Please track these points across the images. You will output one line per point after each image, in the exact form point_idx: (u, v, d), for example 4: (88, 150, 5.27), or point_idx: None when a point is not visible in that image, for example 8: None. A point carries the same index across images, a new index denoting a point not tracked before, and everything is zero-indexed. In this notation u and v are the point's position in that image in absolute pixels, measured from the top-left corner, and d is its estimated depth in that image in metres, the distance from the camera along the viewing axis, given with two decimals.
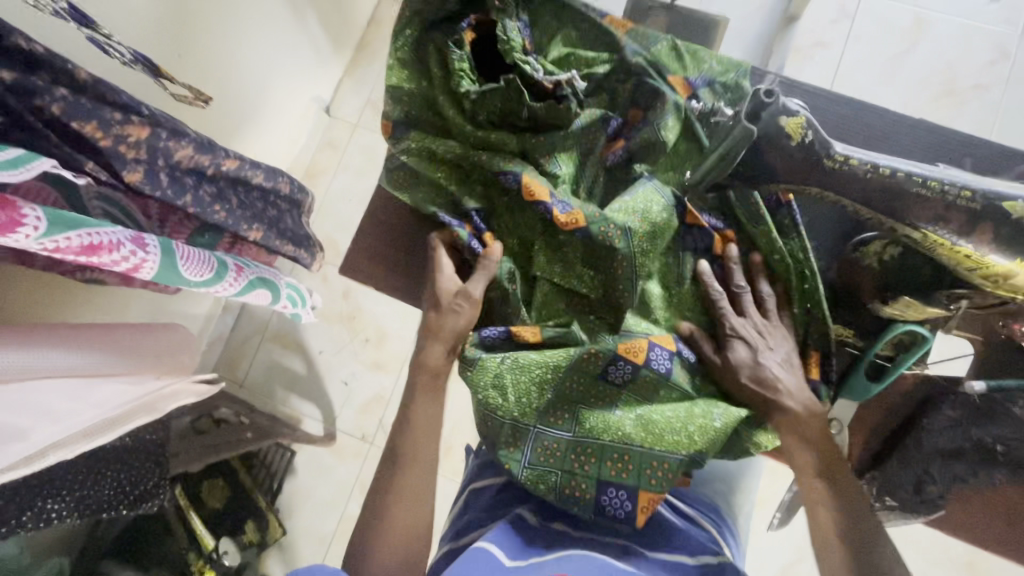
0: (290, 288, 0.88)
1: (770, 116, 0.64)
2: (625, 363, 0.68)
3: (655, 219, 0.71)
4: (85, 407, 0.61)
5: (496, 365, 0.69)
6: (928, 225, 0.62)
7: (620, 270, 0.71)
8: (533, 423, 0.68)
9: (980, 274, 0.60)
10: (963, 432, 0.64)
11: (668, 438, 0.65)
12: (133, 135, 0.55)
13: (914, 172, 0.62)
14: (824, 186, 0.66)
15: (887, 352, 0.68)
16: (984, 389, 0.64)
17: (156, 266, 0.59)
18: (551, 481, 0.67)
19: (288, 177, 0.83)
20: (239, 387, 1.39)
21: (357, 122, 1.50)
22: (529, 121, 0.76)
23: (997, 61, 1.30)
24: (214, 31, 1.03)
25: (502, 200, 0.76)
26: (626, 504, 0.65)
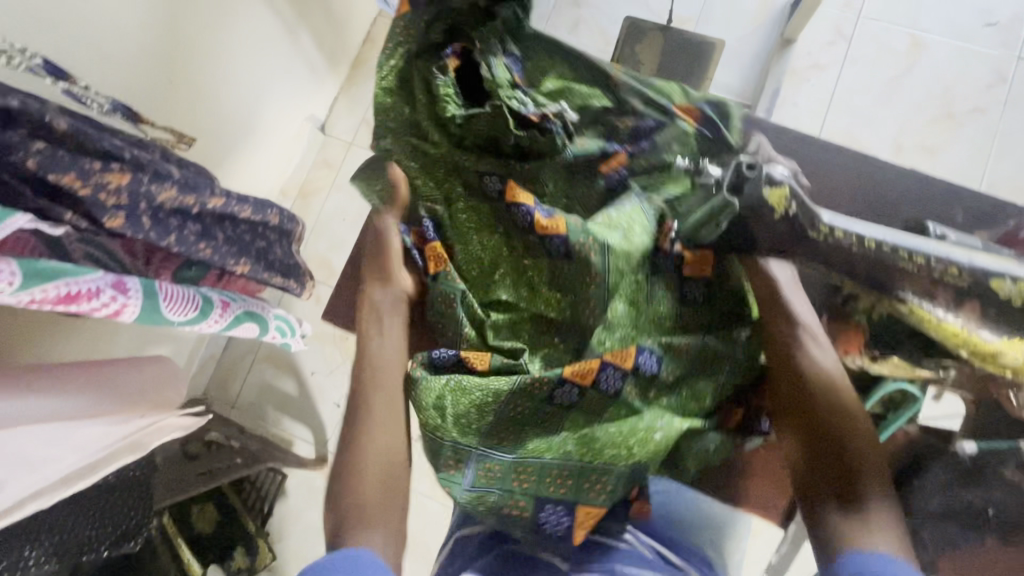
0: (280, 319, 0.86)
1: (753, 187, 0.60)
2: (572, 386, 0.73)
3: (634, 238, 0.76)
4: (64, 453, 0.61)
5: (437, 386, 0.76)
6: (912, 296, 0.54)
7: (593, 288, 0.76)
8: (474, 444, 0.75)
9: (968, 350, 0.53)
10: (948, 495, 0.64)
11: (607, 455, 0.72)
12: (113, 182, 0.54)
13: (900, 244, 0.54)
14: (811, 257, 0.59)
15: (879, 411, 0.69)
16: (974, 451, 0.64)
17: (138, 309, 0.59)
18: (487, 509, 0.75)
19: (278, 209, 0.81)
20: (231, 408, 1.38)
21: (351, 140, 1.49)
22: (515, 149, 0.85)
23: (994, 84, 1.30)
24: (204, 57, 1.03)
25: (485, 208, 0.85)
26: (564, 520, 0.74)
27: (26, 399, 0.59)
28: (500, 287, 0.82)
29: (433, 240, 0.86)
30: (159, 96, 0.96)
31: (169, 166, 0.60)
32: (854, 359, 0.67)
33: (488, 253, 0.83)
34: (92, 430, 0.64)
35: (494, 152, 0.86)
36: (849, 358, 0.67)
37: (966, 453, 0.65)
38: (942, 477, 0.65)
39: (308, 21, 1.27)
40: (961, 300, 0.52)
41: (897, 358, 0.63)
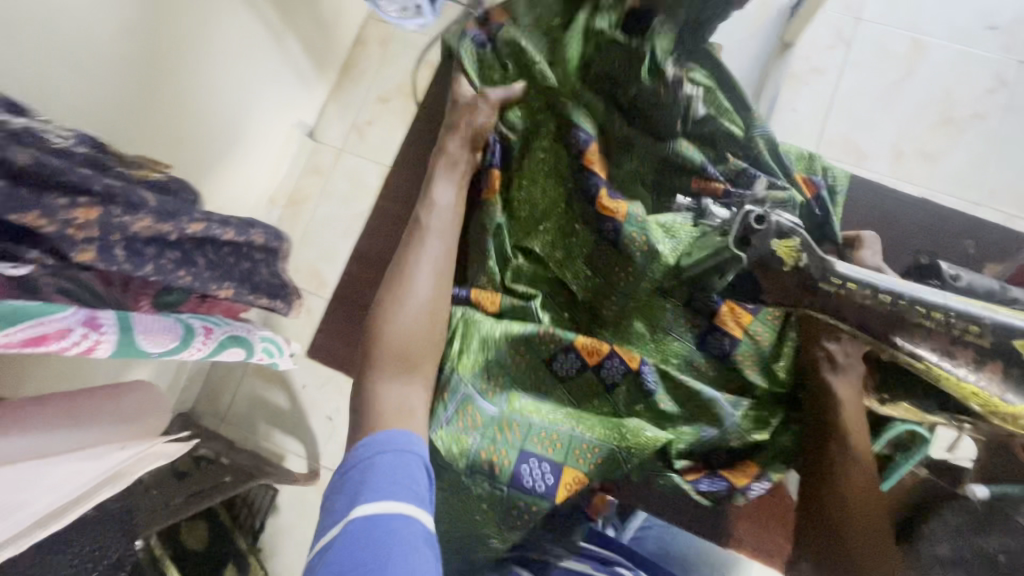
0: (267, 341, 0.83)
1: (762, 238, 0.63)
2: (574, 356, 0.75)
3: (678, 242, 0.75)
4: (38, 495, 0.58)
5: (455, 317, 0.77)
6: (929, 355, 0.58)
7: (623, 279, 0.76)
8: (470, 385, 0.73)
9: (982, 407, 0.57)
10: (962, 541, 0.59)
11: (597, 428, 0.72)
12: (82, 217, 0.51)
13: (917, 299, 0.59)
14: (825, 309, 0.63)
15: (887, 450, 0.72)
16: (987, 497, 0.62)
17: (112, 345, 0.56)
18: (460, 459, 0.70)
19: (264, 228, 0.77)
20: (220, 422, 1.35)
21: (342, 146, 1.45)
22: (628, 101, 0.86)
23: (993, 89, 1.28)
24: (187, 67, 0.99)
25: (565, 159, 0.81)
26: (547, 477, 0.70)
27: None
28: (535, 240, 0.81)
29: (496, 169, 0.84)
30: (139, 106, 0.92)
31: (144, 193, 0.57)
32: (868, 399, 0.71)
33: (547, 201, 0.81)
34: (68, 467, 0.62)
35: (605, 95, 0.88)
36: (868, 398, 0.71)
37: (981, 498, 0.62)
38: (953, 520, 0.61)
39: (296, 25, 1.23)
40: (983, 360, 0.56)
41: (906, 403, 0.69)
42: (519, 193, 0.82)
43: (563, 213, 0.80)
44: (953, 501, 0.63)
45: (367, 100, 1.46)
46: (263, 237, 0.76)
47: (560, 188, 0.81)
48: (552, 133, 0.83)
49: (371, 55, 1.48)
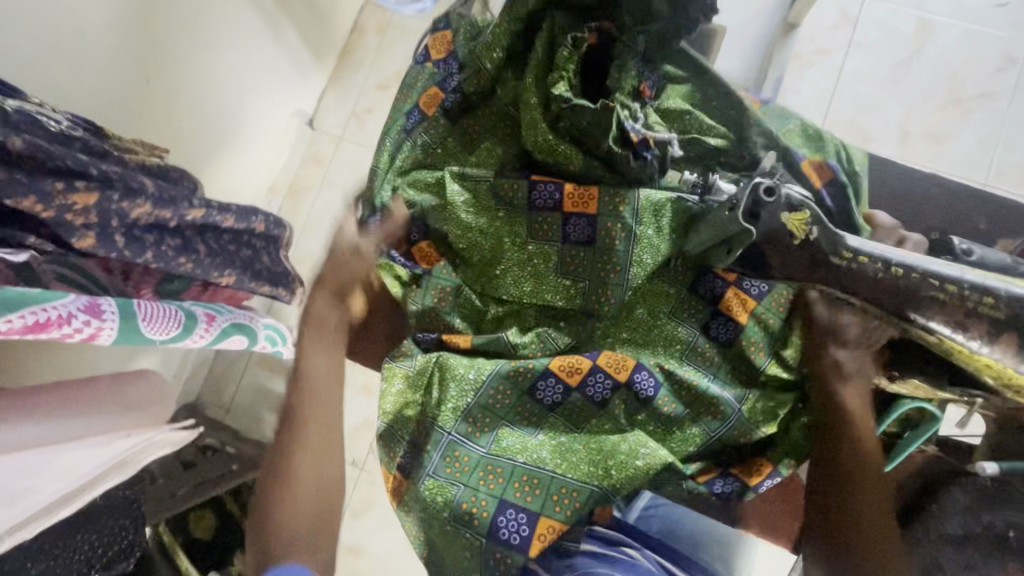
0: (270, 329, 0.83)
1: (771, 213, 0.64)
2: (556, 383, 0.74)
3: (665, 236, 0.74)
4: (46, 482, 0.59)
5: (429, 361, 0.77)
6: (941, 327, 0.60)
7: (609, 275, 0.75)
8: (451, 429, 0.74)
9: (999, 379, 0.59)
10: (969, 516, 0.66)
11: (582, 468, 0.72)
12: (80, 202, 0.51)
13: (928, 273, 0.61)
14: (834, 283, 0.65)
15: (893, 428, 0.75)
16: (995, 472, 0.66)
17: (115, 332, 0.56)
18: (442, 510, 0.73)
19: (264, 215, 0.78)
20: (225, 413, 1.36)
21: (341, 135, 1.44)
22: (605, 153, 0.78)
23: (1002, 69, 1.26)
24: (182, 58, 0.98)
25: (485, 188, 0.79)
26: (523, 529, 0.70)
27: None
28: (504, 277, 0.78)
29: (422, 239, 0.84)
30: (136, 98, 0.91)
31: (142, 179, 0.56)
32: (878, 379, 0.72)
33: (491, 239, 0.78)
34: (73, 455, 0.62)
35: (577, 141, 0.80)
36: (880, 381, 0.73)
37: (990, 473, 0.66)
38: (962, 499, 0.67)
39: (292, 12, 1.22)
40: (997, 332, 0.57)
41: (917, 379, 0.69)
42: (477, 226, 0.78)
43: (521, 227, 0.78)
44: (963, 478, 0.69)
45: (367, 87, 1.45)
46: (263, 224, 0.77)
47: (492, 209, 0.79)
48: (497, 157, 0.82)
49: (370, 41, 1.46)
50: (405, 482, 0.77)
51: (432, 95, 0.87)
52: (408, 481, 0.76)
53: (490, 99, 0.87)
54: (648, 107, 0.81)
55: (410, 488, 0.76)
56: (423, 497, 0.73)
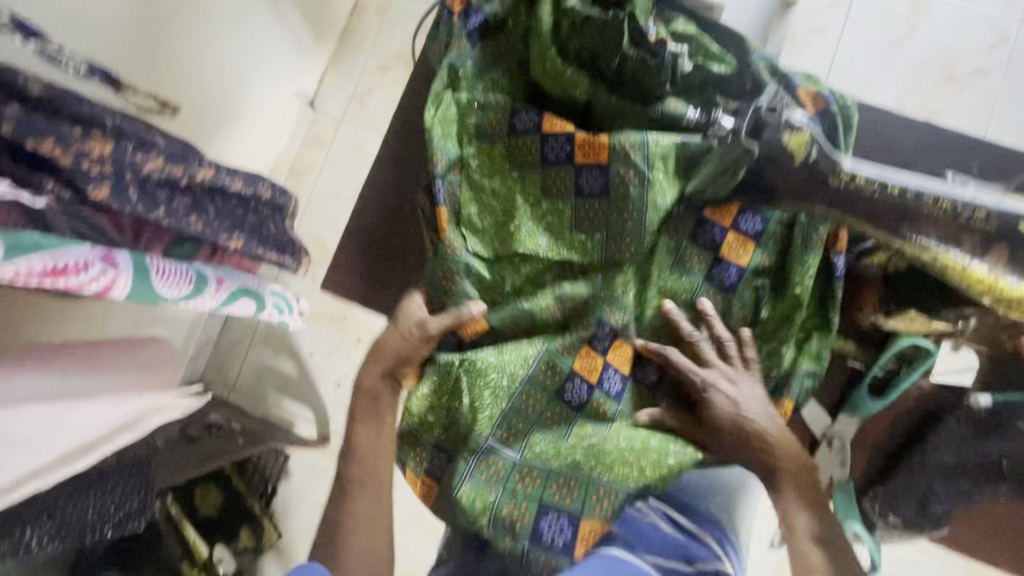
0: (276, 296, 0.84)
1: (773, 132, 0.68)
2: (581, 382, 0.75)
3: (671, 169, 0.74)
4: (62, 432, 0.59)
5: (455, 368, 0.76)
6: (936, 242, 0.63)
7: (629, 224, 0.74)
8: (486, 437, 0.74)
9: (994, 296, 0.63)
10: (961, 445, 0.79)
11: (616, 472, 0.70)
12: (96, 150, 0.52)
13: (932, 192, 0.62)
14: (834, 205, 0.67)
15: (892, 367, 0.79)
16: (988, 404, 0.78)
17: (129, 286, 0.57)
18: (481, 517, 0.72)
19: (270, 181, 0.76)
20: (229, 391, 1.37)
21: (341, 116, 1.44)
22: (615, 72, 0.77)
23: (995, 45, 1.27)
24: (189, 34, 0.98)
25: (501, 143, 0.80)
26: (565, 531, 0.70)
27: (16, 379, 0.58)
28: (520, 231, 0.77)
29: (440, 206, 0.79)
30: (142, 71, 0.92)
31: (154, 134, 0.57)
32: (870, 314, 0.77)
33: (505, 202, 0.79)
34: (88, 411, 0.63)
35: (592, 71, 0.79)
36: (865, 315, 0.77)
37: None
38: (952, 427, 0.68)
39: None
40: (987, 246, 0.61)
41: (913, 310, 0.73)
42: (489, 187, 0.79)
43: (535, 185, 0.78)
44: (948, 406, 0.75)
45: (367, 68, 1.45)
46: (270, 190, 0.75)
47: (507, 171, 0.79)
48: (505, 87, 0.81)
49: (369, 23, 1.46)
50: (435, 486, 0.77)
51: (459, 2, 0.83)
52: (440, 484, 0.76)
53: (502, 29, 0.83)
54: (658, 25, 0.78)
55: (443, 496, 0.76)
56: (461, 506, 0.73)
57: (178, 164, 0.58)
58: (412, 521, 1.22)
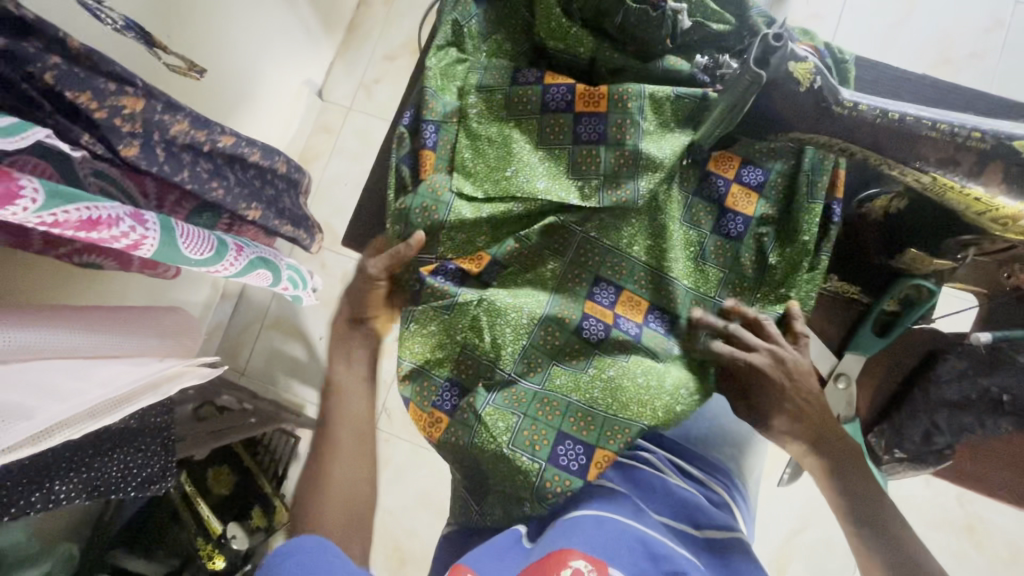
0: (291, 269, 0.87)
1: (780, 60, 0.55)
2: (597, 322, 0.66)
3: (665, 114, 0.66)
4: (91, 386, 0.60)
5: (471, 307, 0.66)
6: (934, 167, 0.55)
7: (624, 167, 0.65)
8: (511, 370, 0.66)
9: (989, 217, 0.55)
10: (965, 383, 0.63)
11: (631, 409, 0.62)
12: (128, 107, 0.55)
13: (924, 116, 0.56)
14: (836, 135, 0.58)
15: (893, 306, 0.66)
16: (990, 340, 0.62)
17: (156, 244, 0.59)
18: (500, 434, 0.63)
19: (286, 156, 0.79)
20: (240, 375, 1.39)
21: (350, 105, 1.47)
22: (619, 29, 0.69)
23: (992, 29, 1.30)
24: (207, 25, 1.02)
25: (500, 95, 0.70)
26: (580, 458, 0.63)
27: (49, 334, 0.60)
28: (511, 175, 0.68)
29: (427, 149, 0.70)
30: None
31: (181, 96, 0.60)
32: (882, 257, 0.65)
33: (499, 148, 0.69)
34: (110, 369, 0.64)
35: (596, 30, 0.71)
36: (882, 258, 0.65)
37: (983, 341, 0.62)
38: (958, 365, 0.63)
39: None
40: (982, 165, 0.54)
41: (914, 250, 0.62)
42: (485, 134, 0.70)
43: (532, 132, 0.69)
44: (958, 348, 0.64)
45: (374, 58, 1.48)
46: (285, 164, 0.79)
47: (506, 119, 0.70)
48: (510, 52, 0.73)
49: (377, 14, 1.49)
50: (446, 420, 0.66)
51: None
52: (452, 420, 0.66)
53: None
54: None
55: (459, 424, 0.65)
56: (481, 424, 0.64)
57: (200, 129, 0.63)
58: (420, 501, 1.25)
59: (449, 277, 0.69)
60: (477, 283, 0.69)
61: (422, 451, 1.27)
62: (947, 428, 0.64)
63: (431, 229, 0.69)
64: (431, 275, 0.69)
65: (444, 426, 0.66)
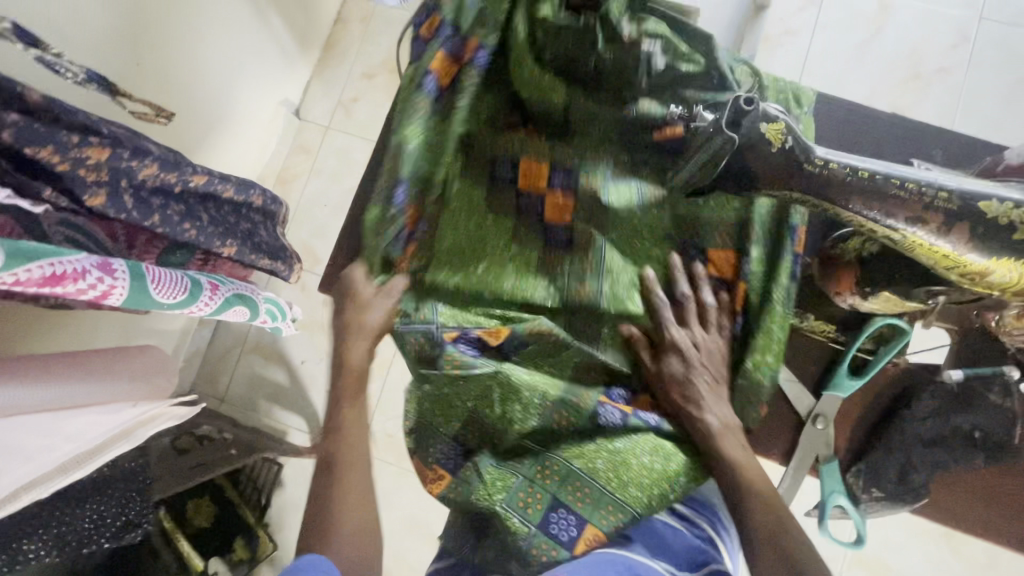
0: (269, 303, 0.85)
1: (751, 123, 0.58)
2: (614, 410, 0.71)
3: (627, 227, 0.78)
4: (58, 442, 0.59)
5: (483, 373, 0.71)
6: (904, 225, 0.58)
7: (587, 271, 0.76)
8: (509, 441, 0.73)
9: (958, 273, 0.57)
10: (942, 419, 0.73)
11: (631, 492, 0.67)
12: (93, 157, 0.54)
13: (891, 173, 0.58)
14: (807, 191, 0.61)
15: (869, 346, 0.75)
16: (961, 377, 0.73)
17: (126, 292, 0.57)
18: (495, 492, 0.69)
19: (262, 188, 0.77)
20: (220, 403, 1.36)
21: (328, 124, 1.45)
22: (593, 71, 0.78)
23: (958, 44, 1.33)
24: (173, 38, 0.98)
25: (479, 191, 0.80)
26: (572, 529, 0.67)
27: (9, 392, 0.58)
28: (506, 274, 0.77)
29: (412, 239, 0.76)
30: (130, 83, 0.92)
31: (148, 142, 0.59)
32: (846, 298, 0.70)
33: (480, 239, 0.79)
34: (81, 420, 0.62)
35: (572, 79, 0.79)
36: (841, 298, 0.71)
37: (956, 379, 0.72)
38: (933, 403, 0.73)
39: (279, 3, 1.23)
40: (951, 224, 0.56)
41: (888, 292, 0.66)
42: (485, 214, 0.80)
43: (507, 229, 0.79)
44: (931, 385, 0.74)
45: (352, 76, 1.47)
46: (261, 198, 0.77)
47: (482, 210, 0.80)
48: (493, 104, 0.81)
49: (354, 32, 1.48)
50: (447, 477, 0.72)
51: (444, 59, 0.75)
52: (453, 477, 0.71)
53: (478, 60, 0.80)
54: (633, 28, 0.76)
55: (460, 481, 0.71)
56: (481, 482, 0.70)
57: (170, 172, 0.61)
58: (407, 526, 1.24)
59: (469, 345, 0.73)
60: (496, 353, 0.74)
61: (409, 475, 1.26)
62: (923, 463, 0.74)
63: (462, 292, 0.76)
64: (453, 343, 0.72)
65: (445, 483, 0.72)
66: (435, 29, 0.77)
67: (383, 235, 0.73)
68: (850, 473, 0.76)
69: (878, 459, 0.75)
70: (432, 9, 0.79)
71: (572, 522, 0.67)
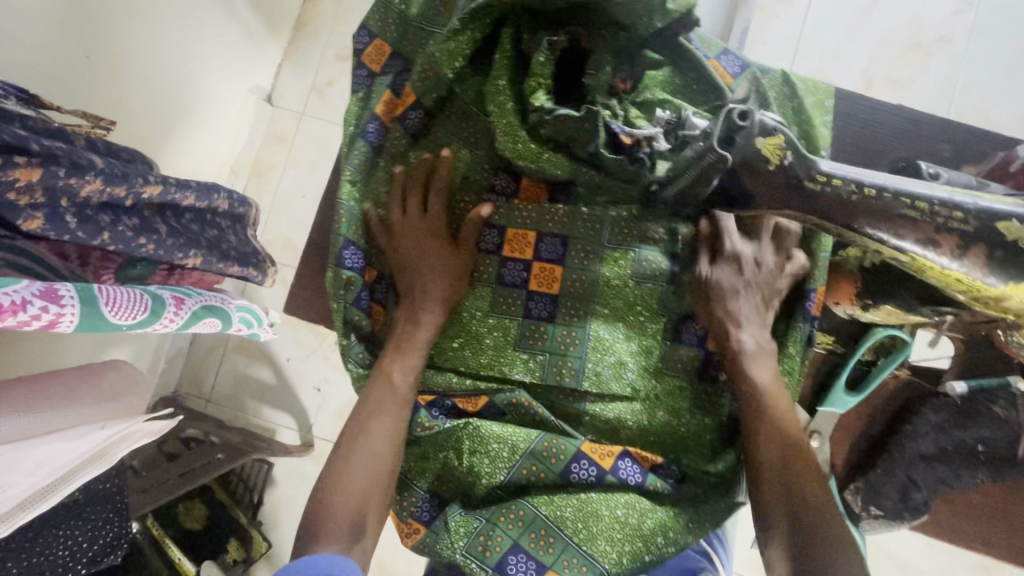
0: (243, 311, 0.78)
1: (745, 139, 0.57)
2: (589, 465, 0.73)
3: (611, 301, 0.78)
4: (16, 478, 0.55)
5: (442, 433, 0.76)
6: (912, 246, 0.56)
7: (569, 350, 0.77)
8: (478, 496, 0.75)
9: (973, 297, 0.55)
10: (942, 433, 0.81)
11: (599, 544, 0.70)
12: (23, 179, 0.49)
13: (900, 191, 0.56)
14: (810, 211, 0.59)
15: (870, 357, 0.84)
16: (963, 390, 0.80)
17: (76, 319, 0.53)
18: (457, 540, 0.71)
19: (227, 192, 0.73)
20: (205, 404, 1.33)
21: (303, 111, 1.38)
22: (591, 154, 0.73)
23: (961, 11, 1.26)
24: (123, 26, 0.90)
25: None
26: (530, 571, 0.69)
27: None
28: (475, 358, 0.78)
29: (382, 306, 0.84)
30: (83, 75, 0.86)
31: (91, 154, 0.54)
32: (847, 308, 0.78)
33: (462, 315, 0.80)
34: (46, 450, 0.58)
35: (571, 155, 0.75)
36: (841, 308, 0.79)
37: (957, 392, 0.80)
38: (934, 418, 0.82)
39: None
40: (967, 245, 0.54)
41: (886, 305, 0.73)
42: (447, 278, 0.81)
43: (484, 300, 0.79)
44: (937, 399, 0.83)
45: (326, 58, 1.38)
46: (226, 202, 0.72)
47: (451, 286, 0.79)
48: (468, 158, 0.83)
49: (326, 10, 1.39)
50: (423, 529, 0.76)
51: (388, 101, 0.83)
52: (426, 529, 0.75)
53: (450, 99, 0.83)
54: (626, 102, 0.77)
55: (431, 532, 0.75)
56: (447, 531, 0.72)
57: (117, 185, 0.56)
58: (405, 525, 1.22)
59: (443, 412, 0.78)
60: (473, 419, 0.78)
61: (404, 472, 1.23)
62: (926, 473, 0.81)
63: (456, 369, 0.79)
64: (426, 407, 0.78)
65: (419, 536, 0.75)
66: (380, 63, 0.85)
67: (343, 301, 0.80)
68: (849, 490, 0.87)
69: (878, 477, 0.85)
70: (374, 35, 0.85)
71: (530, 564, 0.70)
